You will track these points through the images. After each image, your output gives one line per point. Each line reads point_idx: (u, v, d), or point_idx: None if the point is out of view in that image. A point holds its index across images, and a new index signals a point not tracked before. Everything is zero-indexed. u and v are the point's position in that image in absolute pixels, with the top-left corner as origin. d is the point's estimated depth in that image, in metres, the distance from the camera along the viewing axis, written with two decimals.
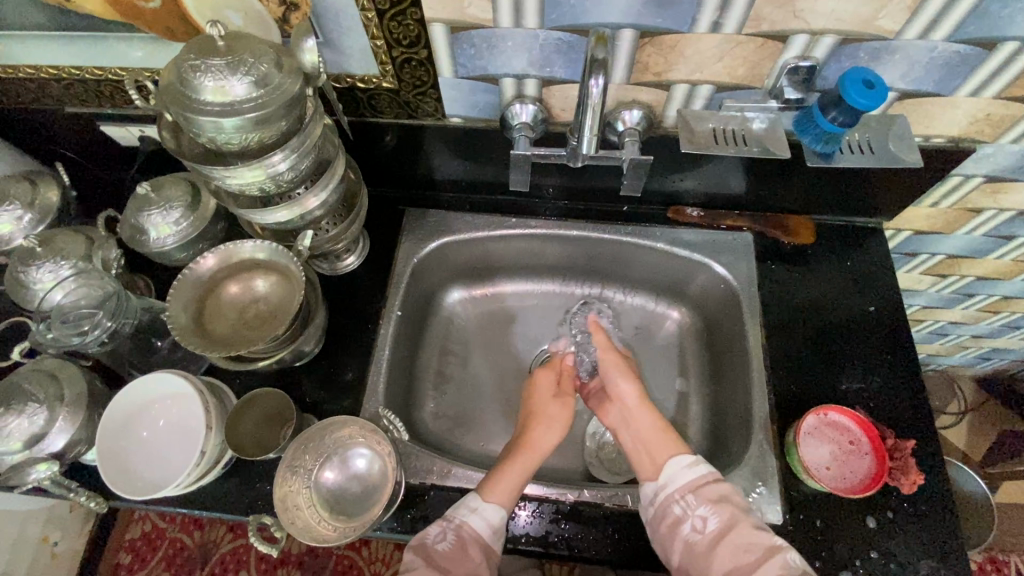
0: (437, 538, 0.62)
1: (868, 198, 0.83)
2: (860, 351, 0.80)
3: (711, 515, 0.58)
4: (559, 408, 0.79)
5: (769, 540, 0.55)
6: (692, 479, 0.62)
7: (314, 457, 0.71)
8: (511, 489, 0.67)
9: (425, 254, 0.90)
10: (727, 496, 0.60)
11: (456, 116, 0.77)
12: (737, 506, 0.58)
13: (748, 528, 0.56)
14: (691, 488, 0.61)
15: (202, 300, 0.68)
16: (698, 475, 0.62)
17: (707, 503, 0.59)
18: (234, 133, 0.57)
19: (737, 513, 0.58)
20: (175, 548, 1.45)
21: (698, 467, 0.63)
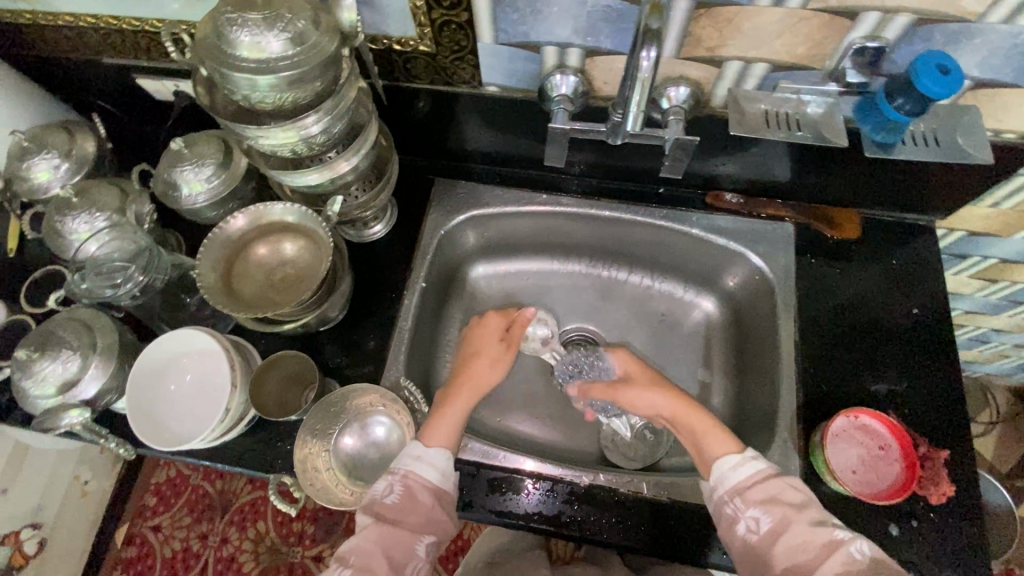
0: (385, 493, 0.62)
1: (921, 194, 0.79)
2: (897, 355, 0.76)
3: (763, 515, 0.57)
4: (500, 348, 0.79)
5: (826, 537, 0.54)
6: (740, 480, 0.61)
7: (332, 422, 0.72)
8: (452, 431, 0.68)
9: (452, 227, 0.89)
10: (779, 494, 0.59)
11: (493, 85, 0.74)
12: (790, 503, 0.57)
13: (803, 525, 0.55)
14: (741, 490, 0.60)
15: (231, 260, 0.68)
16: (747, 473, 0.61)
17: (757, 504, 0.58)
18: (269, 91, 0.56)
19: (790, 512, 0.57)
20: (197, 495, 1.51)
21: (745, 463, 0.62)
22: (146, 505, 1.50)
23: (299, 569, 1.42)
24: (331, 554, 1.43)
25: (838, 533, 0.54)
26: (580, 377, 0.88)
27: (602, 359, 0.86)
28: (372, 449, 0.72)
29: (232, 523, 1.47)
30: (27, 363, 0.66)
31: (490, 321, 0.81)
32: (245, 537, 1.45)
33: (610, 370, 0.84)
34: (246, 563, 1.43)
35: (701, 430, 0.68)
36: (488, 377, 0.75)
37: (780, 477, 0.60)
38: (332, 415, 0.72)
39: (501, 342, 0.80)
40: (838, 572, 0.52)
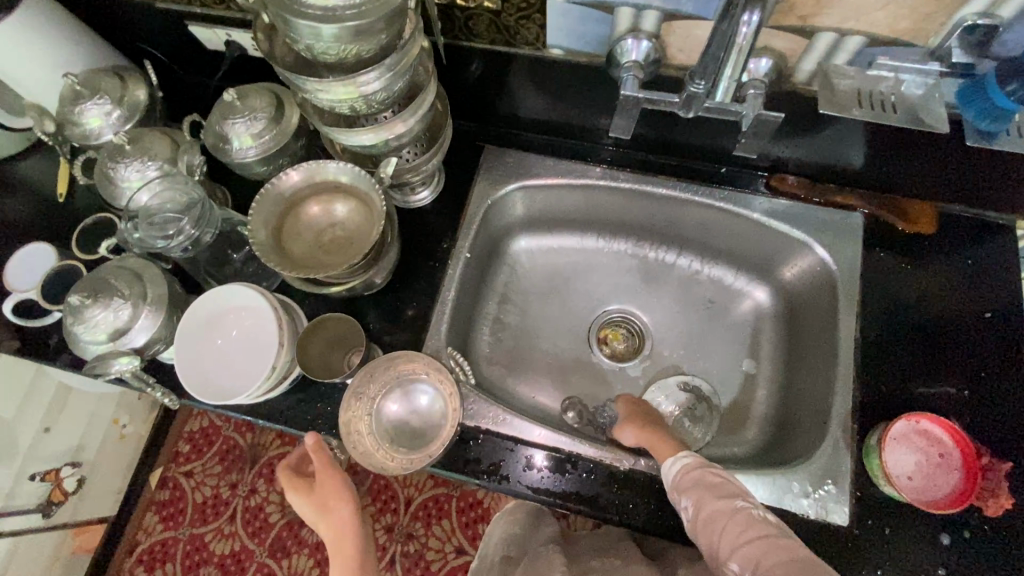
0: None
1: (1009, 189, 0.73)
2: (964, 359, 0.72)
3: (690, 500, 0.58)
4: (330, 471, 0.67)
5: (735, 507, 0.55)
6: (672, 474, 0.62)
7: (378, 387, 0.71)
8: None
9: (499, 196, 0.86)
10: (701, 478, 0.59)
11: (558, 48, 0.69)
12: (712, 484, 0.58)
13: (714, 498, 0.56)
14: (670, 484, 0.61)
15: (282, 217, 0.67)
16: (673, 469, 0.62)
17: (685, 493, 0.59)
18: (332, 43, 0.53)
19: (710, 491, 0.57)
20: (228, 446, 1.55)
21: (674, 461, 0.63)
22: (180, 452, 1.55)
23: None
24: None
25: (751, 504, 0.55)
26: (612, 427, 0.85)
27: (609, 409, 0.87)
28: (413, 418, 0.72)
29: (260, 475, 1.52)
30: (79, 309, 0.66)
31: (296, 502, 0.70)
32: (272, 490, 1.50)
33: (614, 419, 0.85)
34: (273, 514, 1.48)
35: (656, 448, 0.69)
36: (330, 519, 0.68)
37: (703, 464, 0.61)
38: (379, 381, 0.71)
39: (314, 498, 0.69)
40: (749, 536, 0.52)
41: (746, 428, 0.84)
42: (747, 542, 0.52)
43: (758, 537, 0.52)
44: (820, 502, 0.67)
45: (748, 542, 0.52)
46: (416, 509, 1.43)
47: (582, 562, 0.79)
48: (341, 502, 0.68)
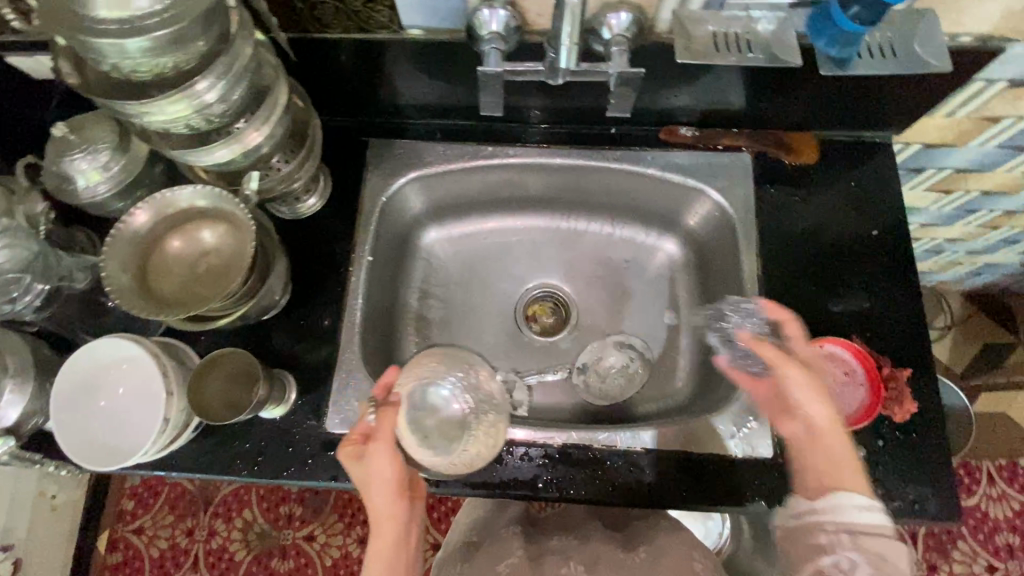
0: None
1: (877, 109, 0.76)
2: (858, 278, 0.76)
3: (859, 563, 0.55)
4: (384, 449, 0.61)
5: None
6: (859, 522, 0.57)
7: (439, 373, 0.76)
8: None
9: (393, 191, 0.82)
10: (889, 553, 0.55)
11: (416, 27, 0.66)
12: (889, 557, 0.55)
13: None
14: (846, 527, 0.57)
15: (140, 256, 0.61)
16: (877, 519, 0.57)
17: (857, 550, 0.55)
18: (142, 58, 0.47)
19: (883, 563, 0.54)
20: (176, 492, 1.47)
21: (873, 510, 0.57)
22: (125, 509, 1.47)
23: (292, 550, 1.42)
24: (322, 532, 1.43)
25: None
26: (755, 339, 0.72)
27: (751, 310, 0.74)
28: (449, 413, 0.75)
29: (217, 515, 1.45)
30: None
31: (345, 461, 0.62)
32: (232, 527, 1.44)
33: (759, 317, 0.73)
34: (237, 552, 1.42)
35: (839, 450, 0.61)
36: (379, 494, 0.61)
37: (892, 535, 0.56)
38: (444, 366, 0.77)
39: (364, 465, 0.61)
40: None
41: (675, 379, 0.85)
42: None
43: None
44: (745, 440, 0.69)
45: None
46: None
47: (540, 543, 0.77)
48: (388, 481, 0.61)
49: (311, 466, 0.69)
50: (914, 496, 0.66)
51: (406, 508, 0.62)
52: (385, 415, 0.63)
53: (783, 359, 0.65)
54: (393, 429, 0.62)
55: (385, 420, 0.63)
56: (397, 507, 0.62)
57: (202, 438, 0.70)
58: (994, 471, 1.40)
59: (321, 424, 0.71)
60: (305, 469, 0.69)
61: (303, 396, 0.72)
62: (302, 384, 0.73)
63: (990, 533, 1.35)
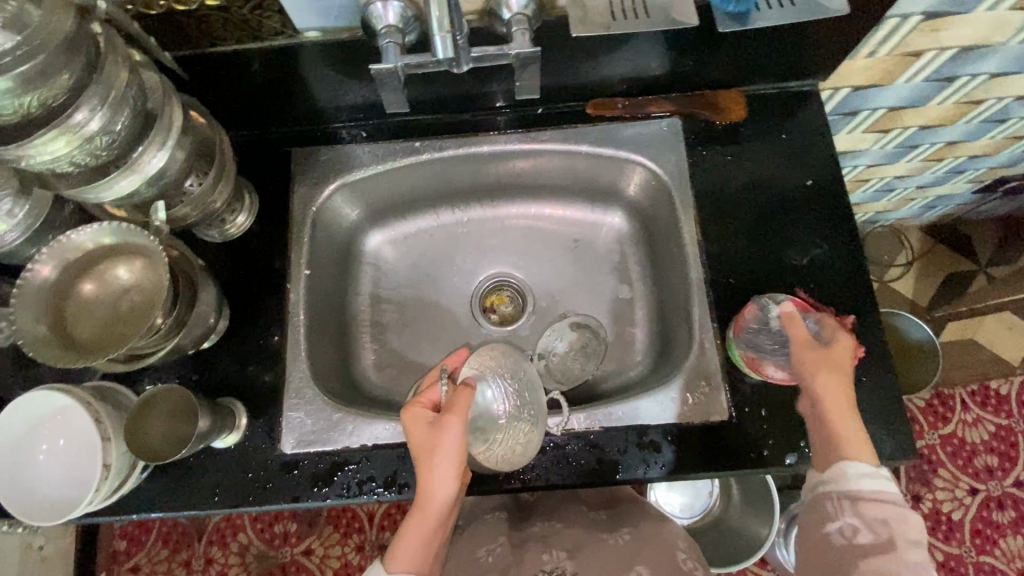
0: None
1: (798, 57, 0.75)
2: (798, 229, 0.76)
3: (863, 528, 0.55)
4: (455, 424, 0.57)
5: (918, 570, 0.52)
6: (864, 490, 0.56)
7: (493, 370, 0.67)
8: (417, 553, 0.58)
9: (324, 200, 0.80)
10: (891, 519, 0.54)
11: (313, 29, 0.63)
12: (899, 530, 0.54)
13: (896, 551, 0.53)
14: (854, 498, 0.56)
15: (50, 306, 0.58)
16: (874, 491, 0.56)
17: (860, 515, 0.55)
18: (5, 98, 0.45)
19: (891, 537, 0.54)
20: (168, 526, 1.46)
21: (878, 480, 0.56)
22: (118, 549, 1.45)
23: (292, 567, 1.42)
24: (320, 545, 1.43)
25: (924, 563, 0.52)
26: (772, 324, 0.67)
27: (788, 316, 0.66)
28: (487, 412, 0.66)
29: (212, 542, 1.44)
30: None
31: (409, 423, 0.59)
32: (229, 552, 1.43)
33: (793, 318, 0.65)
34: None
35: (845, 434, 0.59)
36: (441, 469, 0.57)
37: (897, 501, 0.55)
38: (495, 366, 0.67)
39: (434, 433, 0.57)
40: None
41: (634, 352, 0.85)
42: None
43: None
44: (701, 404, 0.70)
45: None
46: (382, 520, 1.44)
47: (522, 530, 0.77)
48: (454, 458, 0.57)
49: (271, 489, 0.68)
50: (871, 439, 0.67)
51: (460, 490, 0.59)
52: (461, 391, 0.59)
53: (811, 347, 0.61)
54: (467, 407, 0.59)
55: (461, 395, 0.59)
56: (451, 489, 0.58)
57: (156, 476, 0.68)
58: (967, 397, 1.43)
59: (277, 446, 0.70)
60: (265, 493, 0.68)
61: (256, 420, 0.71)
62: (253, 408, 0.72)
63: (969, 458, 1.39)
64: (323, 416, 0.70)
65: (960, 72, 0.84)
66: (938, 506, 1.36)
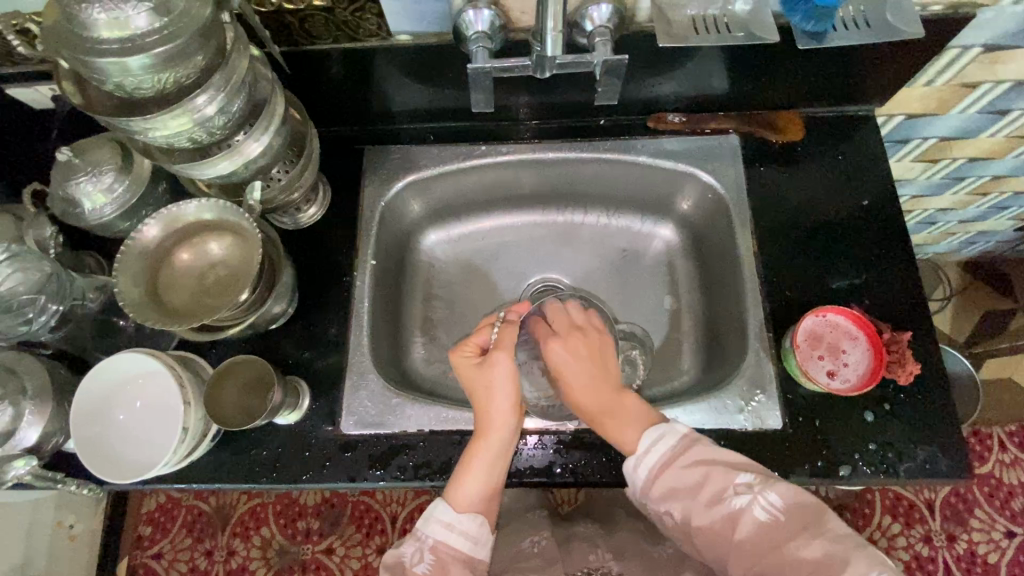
0: (414, 558, 0.58)
1: (858, 82, 0.78)
2: (852, 248, 0.77)
3: (672, 508, 0.57)
4: (503, 358, 0.63)
5: (728, 509, 0.54)
6: (662, 458, 0.59)
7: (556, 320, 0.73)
8: (480, 490, 0.61)
9: (391, 196, 0.84)
10: (693, 478, 0.56)
11: (404, 33, 0.68)
12: (701, 481, 0.56)
13: (702, 510, 0.55)
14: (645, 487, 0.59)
15: (153, 272, 0.63)
16: (657, 457, 0.59)
17: (665, 497, 0.57)
18: (144, 75, 0.49)
19: (689, 502, 0.56)
20: (193, 515, 1.47)
21: (657, 441, 0.60)
22: (143, 535, 1.46)
23: (312, 565, 1.42)
24: (342, 544, 1.43)
25: (734, 489, 0.54)
26: (821, 334, 0.71)
27: (834, 324, 0.71)
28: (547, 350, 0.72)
29: (234, 535, 1.45)
30: None
31: (460, 365, 0.65)
32: (251, 546, 1.44)
33: (832, 327, 0.71)
34: (258, 570, 1.42)
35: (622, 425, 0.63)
36: (496, 400, 0.63)
37: (683, 449, 0.59)
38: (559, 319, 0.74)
39: (484, 369, 0.63)
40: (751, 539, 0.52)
41: (681, 362, 0.86)
42: (801, 505, 0.52)
43: (767, 541, 0.52)
44: (755, 412, 0.70)
45: (756, 548, 0.52)
46: (404, 523, 1.44)
47: (566, 529, 0.78)
48: (507, 387, 0.63)
49: (328, 469, 0.70)
50: (926, 457, 0.67)
51: (515, 421, 0.64)
52: (507, 332, 0.65)
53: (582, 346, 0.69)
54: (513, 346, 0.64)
55: (505, 335, 0.66)
56: (506, 420, 0.63)
57: (220, 448, 0.71)
58: (1005, 437, 1.40)
59: (336, 428, 0.72)
60: (323, 472, 0.70)
61: (317, 401, 0.73)
62: (315, 389, 0.74)
63: (1006, 500, 1.35)
64: (381, 401, 0.72)
65: (1015, 106, 0.86)
66: (974, 548, 1.32)
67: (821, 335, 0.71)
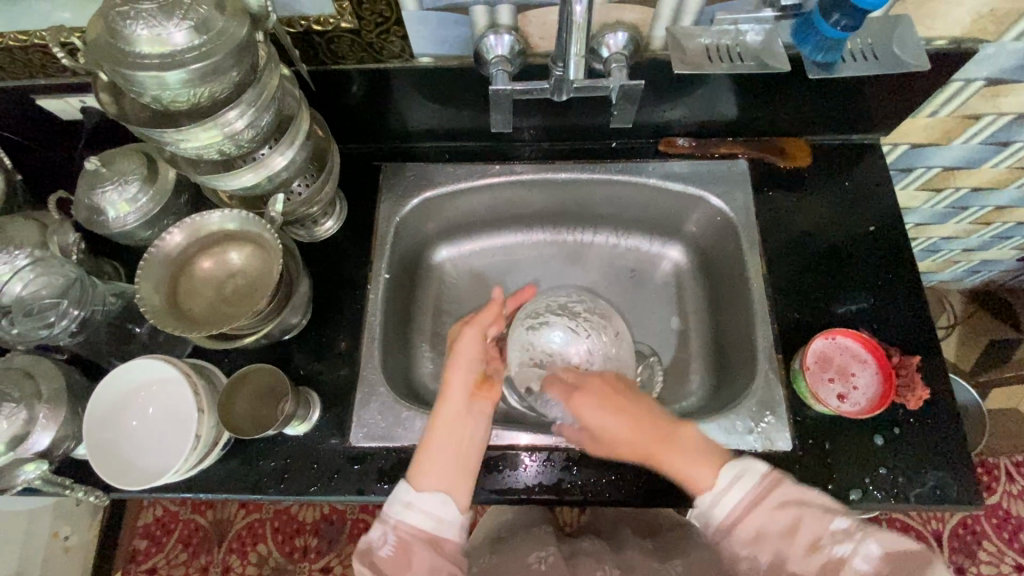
0: (380, 543, 0.57)
1: (864, 111, 0.80)
2: (859, 272, 0.78)
3: (756, 552, 0.53)
4: (472, 335, 0.66)
5: (827, 558, 0.50)
6: (739, 498, 0.55)
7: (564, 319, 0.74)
8: (440, 465, 0.61)
9: (406, 212, 0.86)
10: (781, 517, 0.53)
11: (426, 56, 0.71)
12: (789, 526, 0.52)
13: (799, 558, 0.51)
14: (723, 526, 0.55)
15: (174, 279, 0.64)
16: (734, 499, 0.55)
17: (747, 540, 0.53)
18: (180, 89, 0.51)
19: (782, 547, 0.52)
20: (190, 529, 1.45)
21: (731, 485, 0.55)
22: (138, 549, 1.44)
23: None
24: (340, 563, 1.41)
25: (831, 537, 0.51)
26: (831, 357, 0.71)
27: (844, 347, 0.72)
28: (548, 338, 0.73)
29: (231, 550, 1.43)
30: None
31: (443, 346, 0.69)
32: (247, 563, 1.41)
33: (842, 351, 0.72)
34: None
35: (673, 454, 0.59)
36: (462, 374, 0.65)
37: (772, 486, 0.55)
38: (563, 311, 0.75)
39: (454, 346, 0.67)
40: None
41: (689, 382, 0.86)
42: (904, 555, 0.49)
43: None
44: (765, 433, 0.70)
45: None
46: None
47: (572, 544, 0.76)
48: (474, 361, 0.66)
49: (336, 481, 0.69)
50: (937, 483, 0.67)
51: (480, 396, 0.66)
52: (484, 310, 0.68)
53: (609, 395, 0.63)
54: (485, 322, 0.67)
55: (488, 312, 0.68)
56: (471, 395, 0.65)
57: (228, 458, 0.71)
58: (1013, 468, 1.39)
59: (345, 440, 0.72)
60: (331, 485, 0.69)
61: (326, 412, 0.73)
62: (325, 400, 0.74)
63: (1015, 533, 1.33)
64: (391, 414, 0.73)
65: (1017, 139, 0.88)
66: None
67: (832, 358, 0.71)
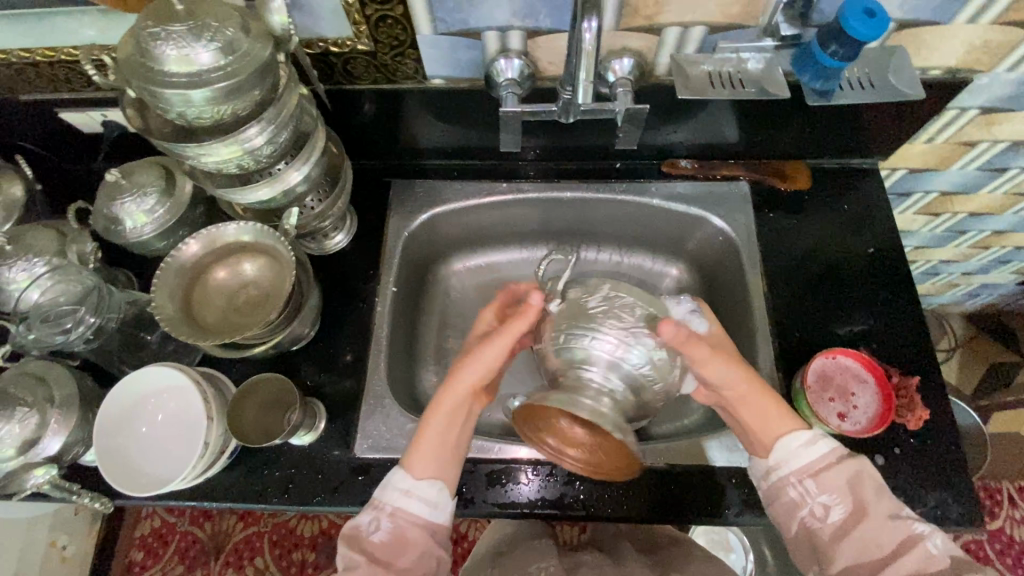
0: (369, 528, 0.58)
1: (862, 137, 0.82)
2: (859, 293, 0.80)
3: (833, 504, 0.56)
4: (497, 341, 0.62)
5: (904, 532, 0.54)
6: (816, 460, 0.59)
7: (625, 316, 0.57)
8: (437, 456, 0.62)
9: (414, 227, 0.88)
10: (857, 480, 0.57)
11: (438, 77, 0.73)
12: (868, 489, 0.56)
13: (875, 521, 0.55)
14: (808, 473, 0.58)
15: (189, 288, 0.66)
16: (818, 455, 0.59)
17: (828, 491, 0.57)
18: (204, 106, 0.53)
19: (864, 504, 0.56)
20: (187, 542, 1.44)
21: (814, 444, 0.60)
22: (134, 561, 1.43)
23: None
24: None
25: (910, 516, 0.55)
26: (829, 374, 0.72)
27: (842, 366, 0.73)
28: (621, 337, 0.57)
29: (228, 564, 1.42)
30: None
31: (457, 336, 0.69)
32: None
33: (840, 369, 0.73)
34: None
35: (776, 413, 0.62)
36: (473, 373, 0.62)
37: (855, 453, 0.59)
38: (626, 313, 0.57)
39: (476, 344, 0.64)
40: (914, 568, 0.52)
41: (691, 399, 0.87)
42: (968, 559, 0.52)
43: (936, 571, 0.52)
44: None
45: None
46: None
47: (573, 557, 0.76)
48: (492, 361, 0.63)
49: (340, 492, 0.70)
50: (938, 502, 0.67)
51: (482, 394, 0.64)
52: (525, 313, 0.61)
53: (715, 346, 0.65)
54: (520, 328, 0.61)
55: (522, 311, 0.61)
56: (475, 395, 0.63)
57: (233, 467, 0.71)
58: (1015, 492, 1.38)
59: (349, 451, 0.72)
60: (334, 495, 0.70)
61: (332, 423, 0.74)
62: (330, 411, 0.75)
63: (1019, 559, 1.32)
64: (396, 425, 0.73)
65: (1013, 165, 0.90)
66: None
67: (829, 376, 0.72)
